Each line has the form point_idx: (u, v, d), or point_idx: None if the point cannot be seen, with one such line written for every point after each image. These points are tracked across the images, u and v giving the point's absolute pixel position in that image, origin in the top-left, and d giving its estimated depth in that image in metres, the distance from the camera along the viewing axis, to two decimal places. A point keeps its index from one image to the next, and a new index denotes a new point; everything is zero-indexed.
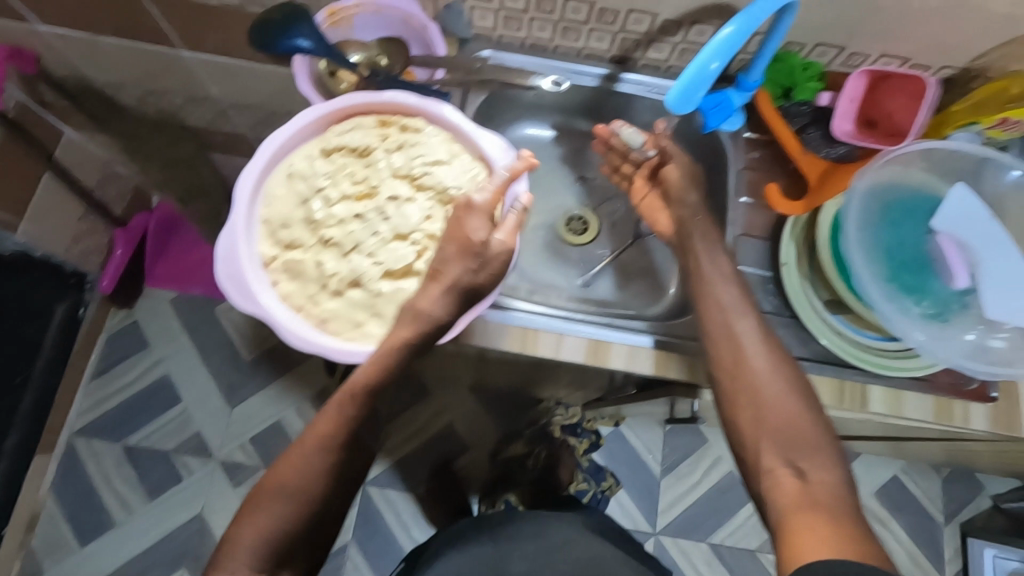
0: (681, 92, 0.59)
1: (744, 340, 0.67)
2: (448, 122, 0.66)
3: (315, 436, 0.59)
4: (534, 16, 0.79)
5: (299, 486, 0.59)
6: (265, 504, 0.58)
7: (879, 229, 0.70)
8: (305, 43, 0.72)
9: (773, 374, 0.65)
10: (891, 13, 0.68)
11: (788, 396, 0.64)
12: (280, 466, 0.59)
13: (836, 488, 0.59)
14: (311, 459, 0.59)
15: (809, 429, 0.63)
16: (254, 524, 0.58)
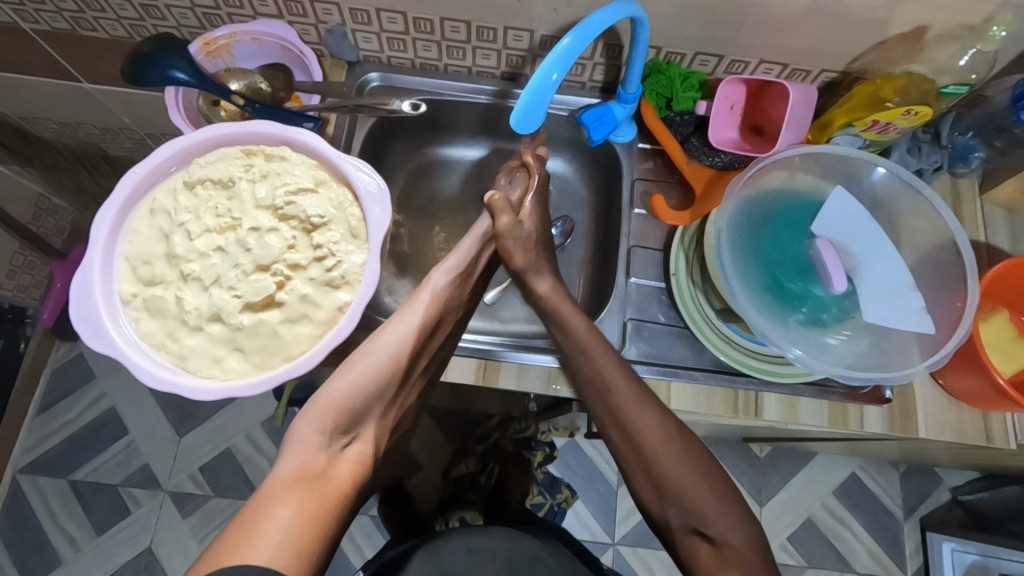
0: (527, 106, 0.56)
1: (627, 421, 0.63)
2: (312, 150, 0.65)
3: (419, 307, 0.66)
4: (416, 37, 0.78)
5: (394, 351, 0.62)
6: (364, 363, 0.61)
7: (761, 232, 0.70)
8: (182, 76, 0.72)
9: (668, 443, 0.61)
10: (756, 21, 0.68)
11: (682, 463, 0.61)
12: (384, 327, 0.64)
13: (745, 546, 0.58)
14: (412, 329, 0.64)
15: (708, 487, 0.60)
16: (348, 378, 0.60)
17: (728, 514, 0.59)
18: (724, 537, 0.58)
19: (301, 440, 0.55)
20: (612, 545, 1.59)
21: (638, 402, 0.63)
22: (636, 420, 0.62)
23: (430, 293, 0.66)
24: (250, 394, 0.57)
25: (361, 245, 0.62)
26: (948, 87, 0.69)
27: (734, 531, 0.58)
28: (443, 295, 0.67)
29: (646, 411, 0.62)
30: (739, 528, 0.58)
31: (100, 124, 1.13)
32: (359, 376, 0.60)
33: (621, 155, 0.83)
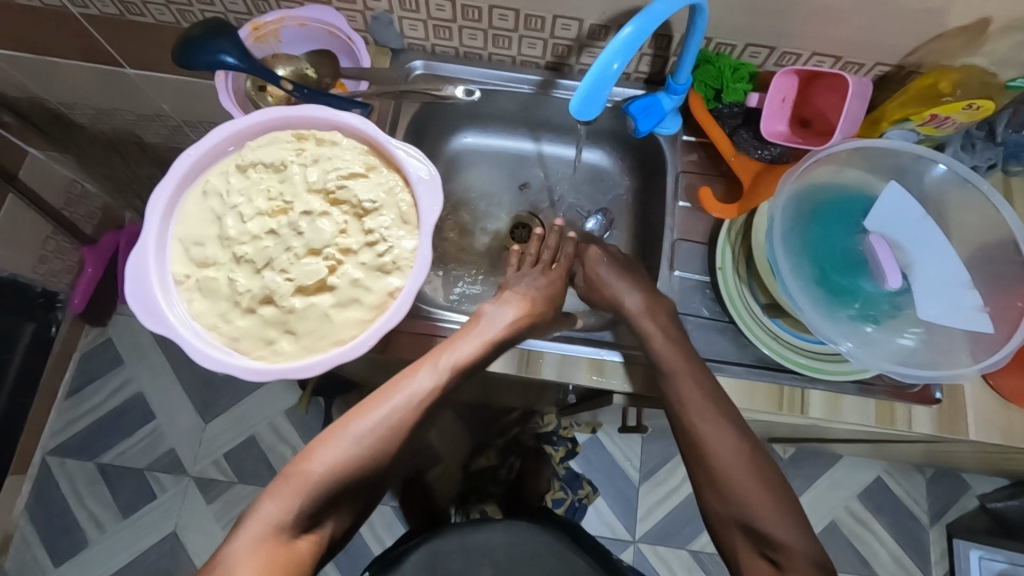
0: (585, 95, 0.56)
1: (707, 436, 0.65)
2: (363, 135, 0.65)
3: (411, 390, 0.64)
4: (463, 25, 0.78)
5: (366, 439, 0.62)
6: (336, 445, 0.61)
7: (810, 229, 0.69)
8: (232, 60, 0.72)
9: (750, 466, 0.65)
10: (812, 11, 0.67)
11: (750, 472, 0.64)
12: (363, 409, 0.63)
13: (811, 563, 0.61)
14: (387, 420, 0.63)
15: (779, 513, 0.63)
16: (325, 459, 0.61)
17: (799, 540, 0.62)
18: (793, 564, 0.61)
19: (263, 515, 0.58)
20: (631, 542, 1.59)
21: (726, 426, 0.66)
22: (721, 442, 0.65)
23: (407, 394, 0.63)
24: (302, 376, 0.57)
25: (412, 230, 0.62)
26: (1014, 81, 0.68)
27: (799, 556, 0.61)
28: (429, 381, 0.64)
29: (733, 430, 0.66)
30: (804, 556, 0.61)
31: (138, 111, 1.15)
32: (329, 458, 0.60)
33: (665, 147, 0.82)
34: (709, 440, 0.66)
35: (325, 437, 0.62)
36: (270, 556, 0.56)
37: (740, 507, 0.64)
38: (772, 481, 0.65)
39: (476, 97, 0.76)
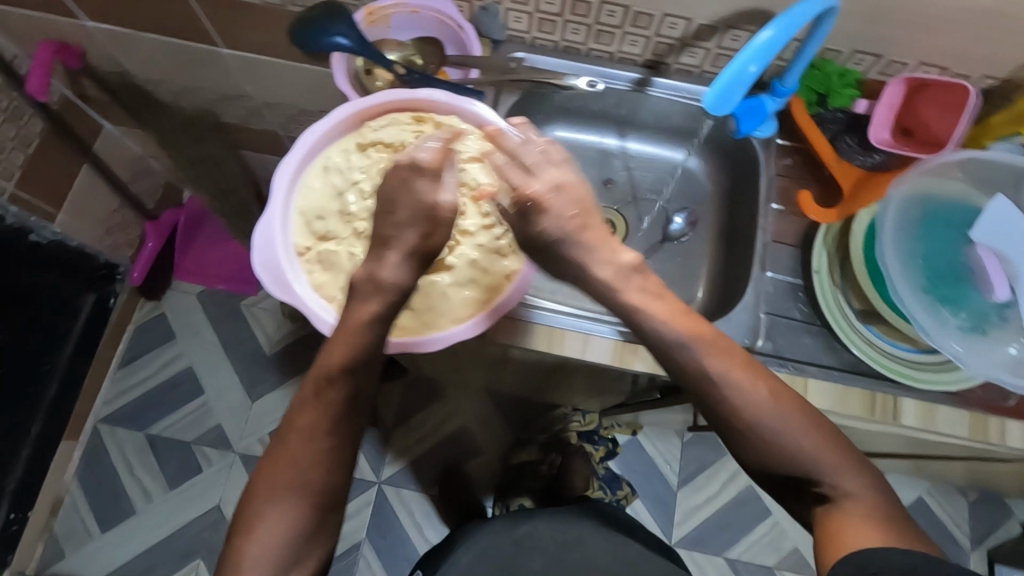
0: (718, 92, 0.57)
1: (730, 390, 0.57)
2: (481, 120, 0.66)
3: (299, 430, 0.56)
4: (568, 19, 0.80)
5: (298, 484, 0.55)
6: (266, 506, 0.55)
7: (914, 238, 0.68)
8: (344, 41, 0.74)
9: (776, 399, 0.57)
10: (930, 21, 0.67)
11: (789, 410, 0.57)
12: (278, 454, 0.56)
13: (872, 491, 0.54)
14: (314, 449, 0.56)
15: (818, 439, 0.56)
16: (259, 533, 0.54)
17: (842, 462, 0.55)
18: (845, 488, 0.54)
19: None
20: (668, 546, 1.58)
21: (732, 367, 0.58)
22: (736, 382, 0.57)
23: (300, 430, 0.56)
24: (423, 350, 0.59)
25: None
26: None
27: (849, 476, 0.55)
28: (329, 386, 0.56)
29: (745, 373, 0.58)
30: (858, 475, 0.55)
31: (222, 90, 1.18)
32: (265, 525, 0.54)
33: (758, 150, 0.82)
34: (719, 397, 0.58)
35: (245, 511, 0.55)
36: None
37: (776, 450, 0.56)
38: (808, 419, 0.57)
39: (599, 89, 0.73)
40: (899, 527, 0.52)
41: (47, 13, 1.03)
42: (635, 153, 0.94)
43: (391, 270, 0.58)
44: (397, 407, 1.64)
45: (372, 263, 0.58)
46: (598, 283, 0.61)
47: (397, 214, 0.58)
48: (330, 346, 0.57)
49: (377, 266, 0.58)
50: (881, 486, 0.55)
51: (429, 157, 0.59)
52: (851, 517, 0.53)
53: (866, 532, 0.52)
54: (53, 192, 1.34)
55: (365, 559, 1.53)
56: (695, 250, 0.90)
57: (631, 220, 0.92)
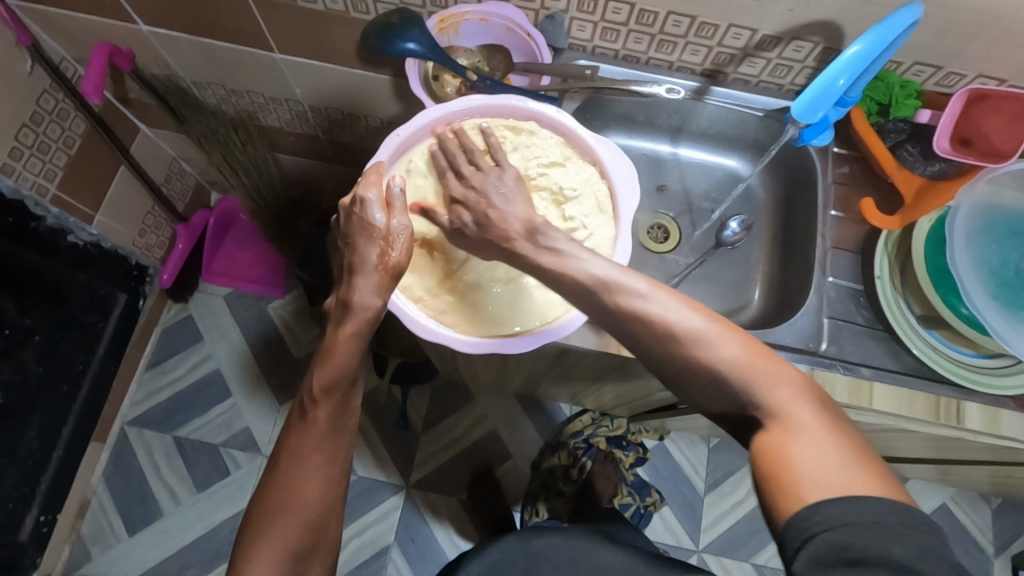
0: (807, 103, 0.63)
1: (654, 316, 0.53)
2: (560, 126, 0.68)
3: (302, 440, 0.60)
4: (632, 29, 0.81)
5: (299, 499, 0.60)
6: (273, 518, 0.60)
7: (981, 245, 0.70)
8: (416, 46, 0.75)
9: (700, 323, 0.53)
10: (996, 35, 0.69)
11: (711, 335, 0.53)
12: (283, 473, 0.60)
13: (806, 412, 0.50)
14: (311, 466, 0.60)
15: (745, 355, 0.53)
16: (273, 535, 0.59)
17: (772, 377, 0.52)
18: (779, 400, 0.51)
19: None
20: (695, 552, 1.59)
21: (645, 291, 0.55)
22: (658, 304, 0.54)
23: (303, 439, 0.60)
24: (517, 350, 0.62)
25: (610, 220, 0.65)
26: None
27: (778, 389, 0.52)
28: (322, 404, 0.60)
29: (661, 297, 0.54)
30: (787, 388, 0.52)
31: (269, 94, 1.19)
32: (273, 535, 0.59)
33: (815, 159, 0.84)
34: (639, 331, 0.54)
35: (260, 512, 0.60)
36: None
37: (704, 373, 0.53)
38: (731, 339, 0.53)
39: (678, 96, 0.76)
40: (841, 436, 0.49)
41: (102, 15, 1.04)
42: (688, 159, 0.97)
43: (364, 293, 0.59)
44: (426, 410, 1.66)
45: (343, 290, 0.60)
46: (511, 235, 0.58)
47: (355, 243, 0.60)
48: (320, 368, 0.60)
49: (348, 292, 0.60)
50: (815, 394, 0.52)
51: (376, 192, 0.61)
52: (788, 438, 0.49)
53: (808, 446, 0.48)
54: (92, 193, 1.35)
55: (393, 564, 1.53)
56: (748, 256, 0.91)
57: (684, 226, 0.94)
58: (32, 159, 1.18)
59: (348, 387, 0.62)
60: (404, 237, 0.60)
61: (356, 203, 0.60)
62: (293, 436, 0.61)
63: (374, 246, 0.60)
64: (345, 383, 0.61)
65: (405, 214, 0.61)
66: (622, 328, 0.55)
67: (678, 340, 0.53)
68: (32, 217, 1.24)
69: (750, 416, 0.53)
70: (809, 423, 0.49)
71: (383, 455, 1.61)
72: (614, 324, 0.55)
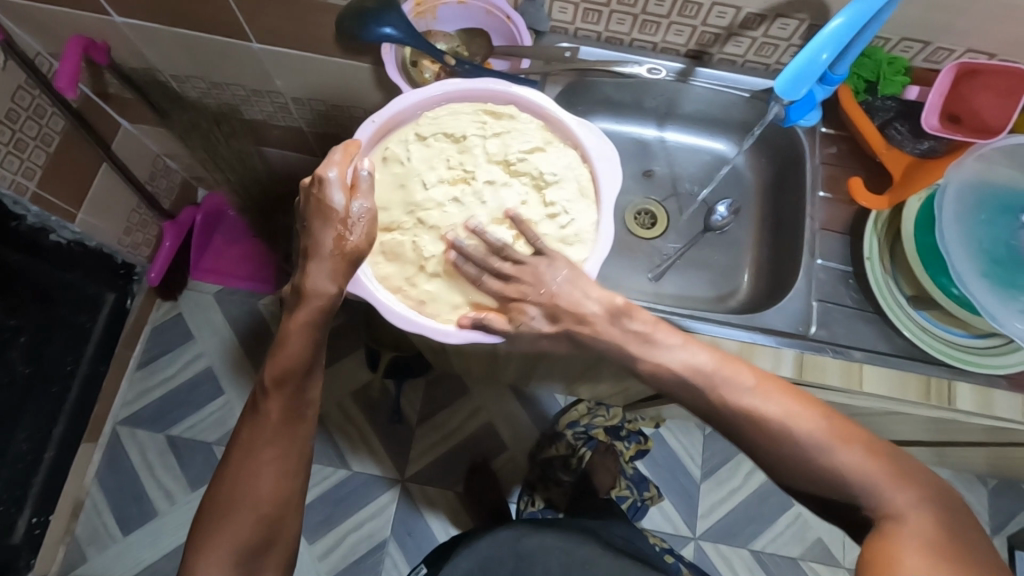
0: (790, 78, 0.61)
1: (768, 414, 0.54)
2: (540, 110, 0.66)
3: (259, 434, 0.62)
4: (614, 9, 0.79)
5: (254, 490, 0.61)
6: (227, 509, 0.61)
7: (971, 222, 0.68)
8: (393, 31, 0.74)
9: (814, 425, 0.54)
10: (984, 7, 0.68)
11: (828, 438, 0.53)
12: (236, 464, 0.62)
13: (925, 521, 0.51)
14: (265, 459, 0.61)
15: (866, 459, 0.53)
16: (227, 522, 0.61)
17: (889, 481, 0.52)
18: (895, 505, 0.52)
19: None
20: (692, 539, 1.59)
21: (749, 387, 0.56)
22: (764, 402, 0.55)
23: (256, 432, 0.62)
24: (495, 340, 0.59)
25: (592, 205, 0.63)
26: None
27: (898, 492, 0.52)
28: (278, 394, 0.61)
29: (768, 398, 0.55)
30: (909, 492, 0.52)
31: (250, 85, 1.17)
32: (228, 522, 0.61)
33: (803, 139, 0.82)
34: (744, 428, 0.55)
35: (214, 502, 0.62)
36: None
37: (822, 474, 0.53)
38: (852, 440, 0.54)
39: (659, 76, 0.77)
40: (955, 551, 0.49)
41: (75, 9, 1.02)
42: (675, 144, 0.95)
43: (317, 279, 0.58)
44: (421, 404, 1.65)
45: (296, 276, 0.58)
46: (589, 319, 0.58)
47: (312, 226, 0.57)
48: (273, 358, 0.61)
49: (300, 279, 0.58)
50: (932, 498, 0.52)
51: (339, 172, 0.56)
52: (901, 545, 0.50)
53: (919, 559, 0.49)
54: (73, 191, 1.33)
55: (390, 558, 1.53)
56: (737, 241, 0.90)
57: (670, 211, 0.93)
58: (9, 157, 1.16)
59: (303, 378, 0.62)
60: (364, 224, 0.57)
61: (314, 183, 0.55)
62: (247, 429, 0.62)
63: (330, 230, 0.56)
64: (300, 373, 0.61)
65: (369, 196, 0.57)
66: (735, 424, 0.56)
67: (795, 439, 0.54)
68: (13, 216, 1.24)
69: (860, 516, 0.53)
70: (926, 532, 0.50)
71: (377, 450, 1.60)
72: (714, 420, 0.57)
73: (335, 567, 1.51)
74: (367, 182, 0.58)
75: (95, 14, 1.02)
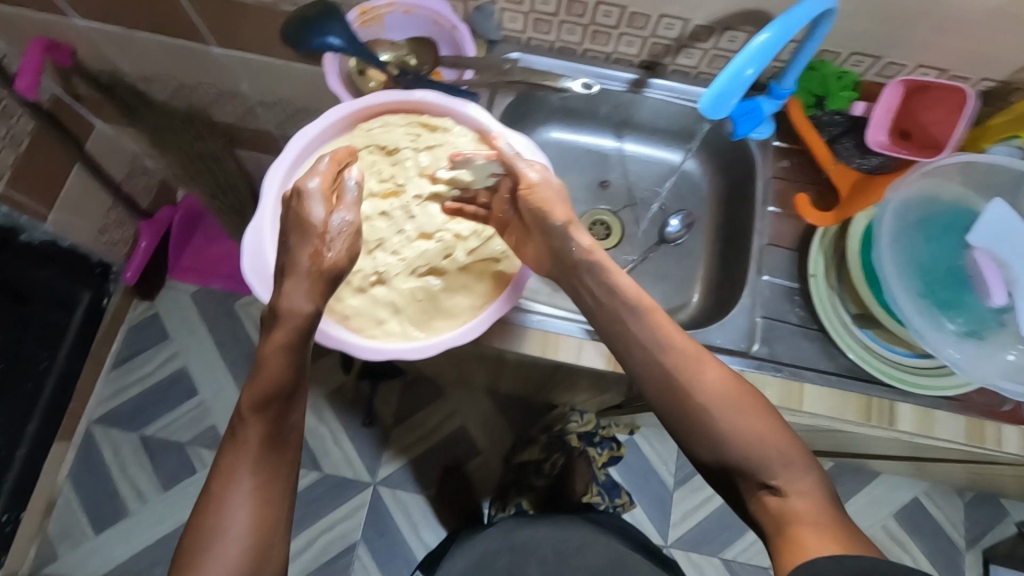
0: (715, 97, 0.59)
1: (687, 376, 0.56)
2: (475, 122, 0.66)
3: (243, 470, 0.55)
4: (563, 19, 0.78)
5: (233, 521, 0.54)
6: (207, 548, 0.54)
7: (909, 242, 0.68)
8: (336, 41, 0.73)
9: (722, 393, 0.55)
10: (930, 21, 0.66)
11: (739, 403, 0.55)
12: (219, 500, 0.54)
13: (816, 498, 0.52)
14: (247, 487, 0.55)
15: (766, 429, 0.54)
16: (210, 569, 0.53)
17: (793, 458, 0.54)
18: (790, 478, 0.53)
19: None
20: (664, 547, 1.58)
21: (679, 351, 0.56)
22: (689, 364, 0.56)
23: (238, 458, 0.55)
24: (457, 343, 0.58)
25: (523, 220, 0.63)
26: None
27: (797, 469, 0.53)
28: (264, 414, 0.56)
29: (694, 362, 0.56)
30: (803, 468, 0.53)
31: (216, 88, 1.17)
32: (210, 565, 0.53)
33: (755, 152, 0.81)
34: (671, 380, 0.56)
35: (189, 542, 0.55)
36: None
37: (728, 437, 0.54)
38: (763, 411, 0.55)
39: (594, 91, 0.70)
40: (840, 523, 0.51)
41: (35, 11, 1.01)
42: (634, 155, 0.94)
43: (295, 298, 0.55)
44: (395, 406, 1.65)
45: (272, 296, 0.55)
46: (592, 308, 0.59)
47: (290, 242, 0.55)
48: (252, 381, 0.56)
49: (276, 300, 0.55)
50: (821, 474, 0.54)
51: (320, 183, 0.56)
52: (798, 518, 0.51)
53: (813, 536, 0.49)
54: (43, 192, 1.33)
55: (360, 560, 1.53)
56: (690, 253, 0.89)
57: (626, 221, 0.91)
58: None
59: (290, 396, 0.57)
60: (343, 237, 0.55)
61: (294, 195, 0.55)
62: (226, 454, 0.56)
63: (308, 245, 0.55)
64: (282, 397, 0.56)
65: (352, 209, 0.55)
66: (656, 375, 0.56)
67: (709, 399, 0.55)
68: None
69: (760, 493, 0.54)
70: (817, 510, 0.51)
71: (351, 452, 1.60)
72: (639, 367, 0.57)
73: (306, 569, 1.51)
74: (351, 195, 0.56)
75: (54, 17, 1.02)
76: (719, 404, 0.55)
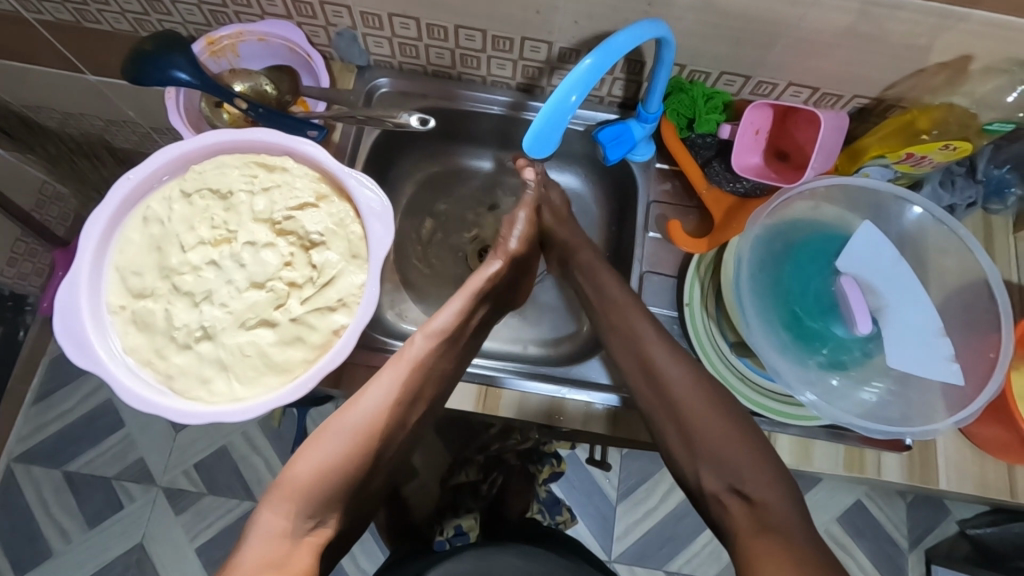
0: (539, 134, 0.56)
1: (667, 384, 0.63)
2: (315, 161, 0.62)
3: (382, 385, 0.61)
4: (429, 44, 0.75)
5: (361, 426, 0.58)
6: (329, 442, 0.57)
7: (778, 272, 0.67)
8: (185, 76, 0.69)
9: (697, 401, 0.62)
10: (787, 43, 0.64)
11: (711, 409, 0.61)
12: (346, 408, 0.59)
13: (781, 505, 0.54)
14: (387, 405, 0.60)
15: (732, 435, 0.59)
16: (313, 459, 0.56)
17: (753, 464, 0.57)
18: (757, 489, 0.56)
19: (263, 525, 0.51)
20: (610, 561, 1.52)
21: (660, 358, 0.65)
22: (669, 373, 0.64)
23: (387, 379, 0.62)
24: (287, 402, 0.55)
25: (361, 265, 0.59)
26: (993, 124, 0.65)
27: (758, 473, 0.57)
28: (426, 353, 0.64)
29: (679, 367, 0.64)
30: (765, 477, 0.57)
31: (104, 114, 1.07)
32: (330, 453, 0.56)
33: (637, 174, 0.79)
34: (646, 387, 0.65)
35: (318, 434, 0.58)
36: (286, 535, 0.51)
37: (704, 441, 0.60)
38: (734, 419, 0.61)
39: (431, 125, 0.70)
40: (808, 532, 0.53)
41: None
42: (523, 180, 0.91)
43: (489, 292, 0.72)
44: None
45: (319, 323, 0.58)
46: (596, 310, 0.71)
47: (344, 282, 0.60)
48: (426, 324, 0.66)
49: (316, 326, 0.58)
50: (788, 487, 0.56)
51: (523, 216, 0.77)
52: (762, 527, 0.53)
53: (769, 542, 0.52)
54: None
55: None
56: None
57: None
58: None
59: (450, 346, 0.66)
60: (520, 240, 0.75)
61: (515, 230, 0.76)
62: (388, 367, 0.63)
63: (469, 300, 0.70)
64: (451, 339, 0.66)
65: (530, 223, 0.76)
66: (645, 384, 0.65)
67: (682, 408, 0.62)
68: None
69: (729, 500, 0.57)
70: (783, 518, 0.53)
71: None
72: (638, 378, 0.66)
73: None
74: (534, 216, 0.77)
75: None
76: (696, 417, 0.61)
